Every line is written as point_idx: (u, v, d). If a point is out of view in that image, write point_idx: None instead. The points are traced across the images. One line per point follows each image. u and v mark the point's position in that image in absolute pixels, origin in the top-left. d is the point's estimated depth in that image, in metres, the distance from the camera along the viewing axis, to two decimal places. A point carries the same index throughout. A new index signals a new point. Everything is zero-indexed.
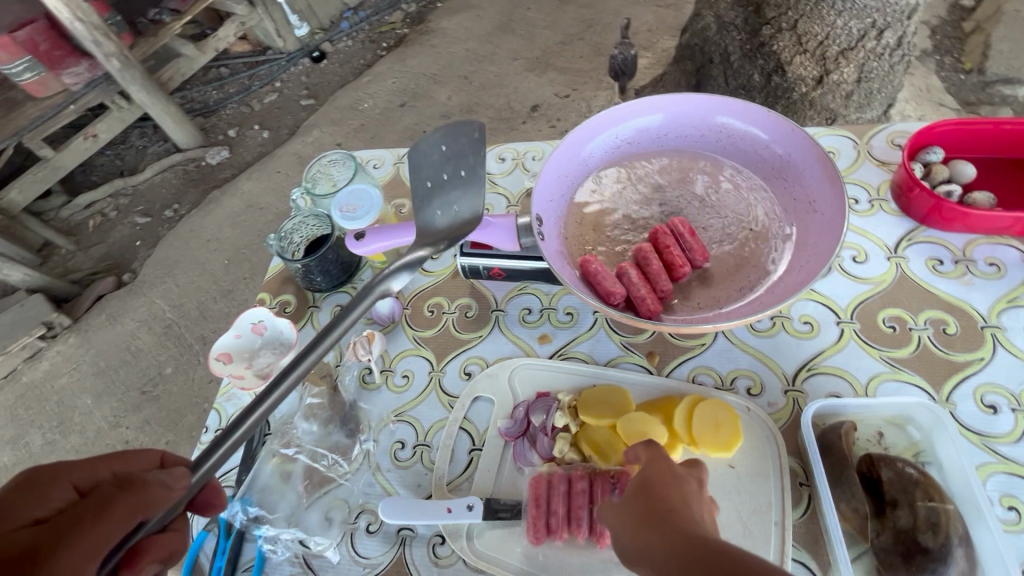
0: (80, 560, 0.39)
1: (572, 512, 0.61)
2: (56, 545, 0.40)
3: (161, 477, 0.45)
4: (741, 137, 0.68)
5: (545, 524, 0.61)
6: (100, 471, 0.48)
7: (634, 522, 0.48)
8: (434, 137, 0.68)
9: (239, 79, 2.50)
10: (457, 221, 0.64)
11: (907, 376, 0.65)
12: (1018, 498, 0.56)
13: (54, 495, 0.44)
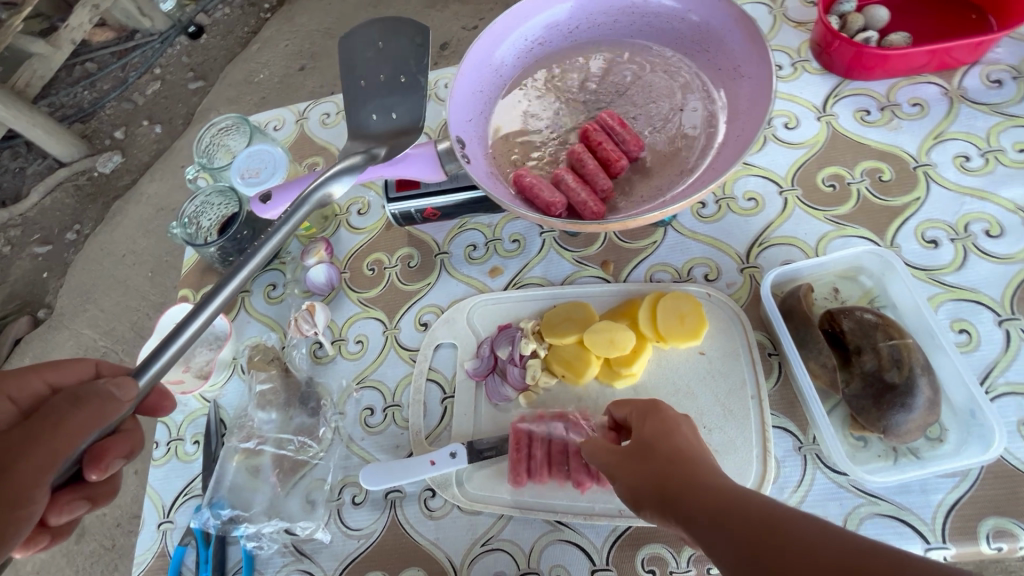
0: (34, 471, 0.40)
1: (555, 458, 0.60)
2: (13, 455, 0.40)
3: (111, 387, 0.42)
4: (656, 13, 0.64)
5: (526, 467, 0.60)
6: (37, 386, 0.52)
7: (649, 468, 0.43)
8: (370, 33, 0.64)
9: (111, 72, 2.22)
10: (391, 129, 0.62)
11: (853, 230, 0.65)
12: (968, 320, 0.59)
13: None
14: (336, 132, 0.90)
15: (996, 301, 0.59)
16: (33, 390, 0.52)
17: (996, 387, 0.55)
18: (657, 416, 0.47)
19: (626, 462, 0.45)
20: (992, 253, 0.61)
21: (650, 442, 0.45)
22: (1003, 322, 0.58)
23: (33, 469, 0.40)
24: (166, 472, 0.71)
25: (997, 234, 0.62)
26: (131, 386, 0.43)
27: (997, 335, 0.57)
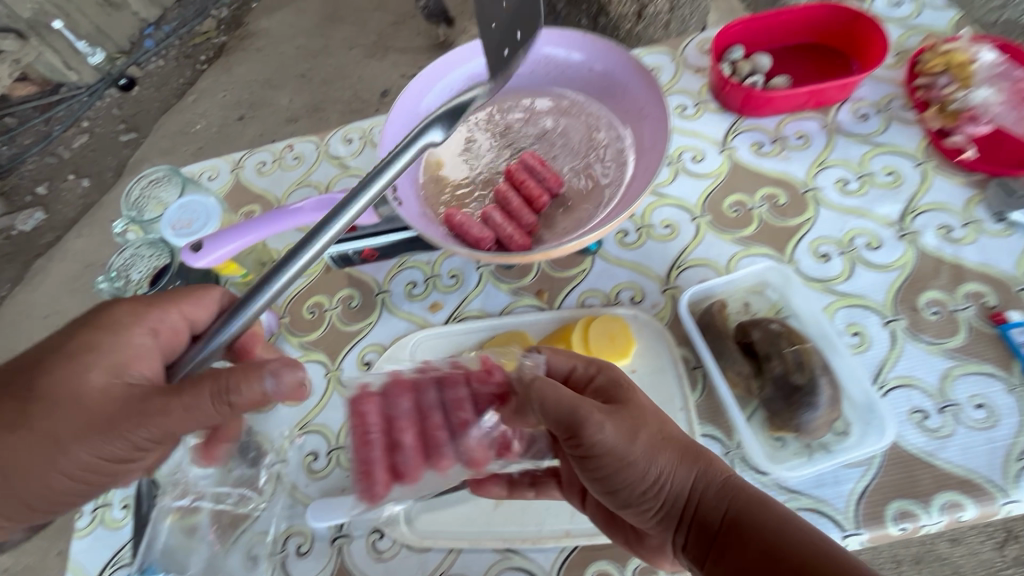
0: (180, 425, 0.43)
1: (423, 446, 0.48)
2: (164, 407, 0.43)
3: (265, 377, 0.43)
4: (567, 64, 0.70)
5: (389, 461, 0.47)
6: (178, 319, 0.51)
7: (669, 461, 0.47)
8: None
9: (34, 126, 2.15)
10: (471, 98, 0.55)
11: (757, 249, 0.72)
12: (860, 323, 0.66)
13: (136, 341, 0.49)
14: (272, 180, 0.91)
15: (881, 304, 0.67)
16: (172, 324, 0.51)
17: (888, 381, 0.62)
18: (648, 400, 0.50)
19: (632, 439, 0.46)
20: (874, 262, 0.70)
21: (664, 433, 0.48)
22: (888, 323, 0.65)
23: (177, 421, 0.43)
24: (91, 542, 0.67)
25: (877, 247, 0.71)
26: (290, 377, 0.44)
27: (884, 334, 0.65)
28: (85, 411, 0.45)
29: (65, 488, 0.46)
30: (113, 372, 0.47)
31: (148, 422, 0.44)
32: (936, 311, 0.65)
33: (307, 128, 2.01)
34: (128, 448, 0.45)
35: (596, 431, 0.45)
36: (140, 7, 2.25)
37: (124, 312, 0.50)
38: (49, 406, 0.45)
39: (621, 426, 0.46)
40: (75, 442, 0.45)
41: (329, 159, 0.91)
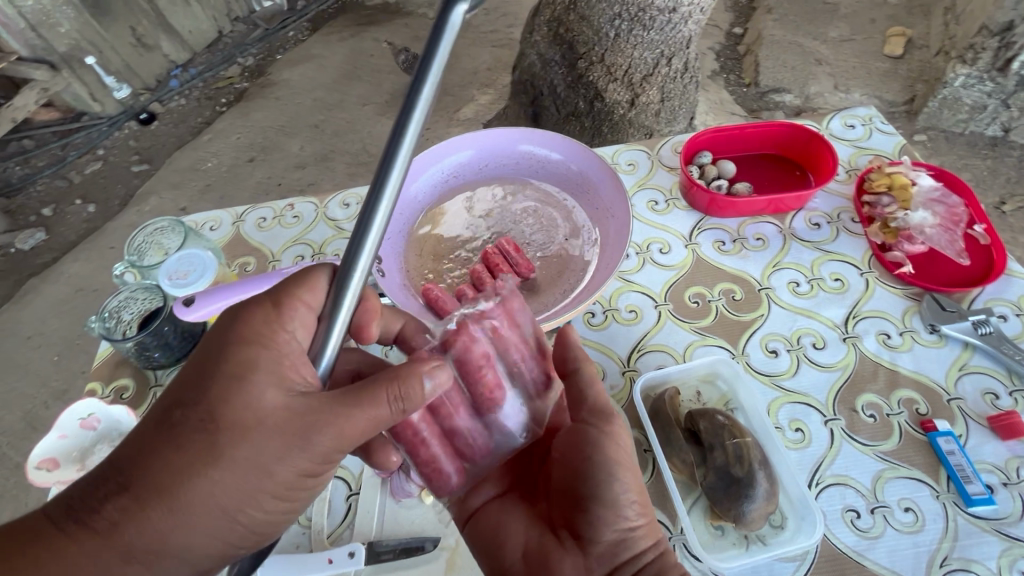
0: (368, 427, 0.46)
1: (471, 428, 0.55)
2: (351, 412, 0.45)
3: (425, 378, 0.47)
4: (547, 161, 0.80)
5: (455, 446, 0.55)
6: (307, 316, 0.49)
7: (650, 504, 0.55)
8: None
9: (50, 150, 2.24)
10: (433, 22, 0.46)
11: (712, 340, 0.78)
12: (802, 420, 0.70)
13: (280, 343, 0.47)
14: (270, 235, 0.97)
15: (822, 403, 0.71)
16: (301, 318, 0.49)
17: (824, 479, 0.66)
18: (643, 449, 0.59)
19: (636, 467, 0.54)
20: (819, 362, 0.75)
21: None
22: (828, 422, 0.70)
23: (365, 424, 0.46)
24: None
25: (821, 347, 0.76)
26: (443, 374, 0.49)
27: (824, 432, 0.69)
28: (280, 431, 0.44)
29: (276, 506, 0.47)
30: (283, 384, 0.45)
31: (338, 430, 0.45)
32: (872, 414, 0.70)
33: (314, 175, 2.11)
34: (320, 460, 0.46)
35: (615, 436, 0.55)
36: (172, 51, 2.41)
37: (260, 321, 0.48)
38: (236, 432, 0.43)
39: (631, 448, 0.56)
40: (279, 462, 0.45)
41: (326, 220, 0.98)
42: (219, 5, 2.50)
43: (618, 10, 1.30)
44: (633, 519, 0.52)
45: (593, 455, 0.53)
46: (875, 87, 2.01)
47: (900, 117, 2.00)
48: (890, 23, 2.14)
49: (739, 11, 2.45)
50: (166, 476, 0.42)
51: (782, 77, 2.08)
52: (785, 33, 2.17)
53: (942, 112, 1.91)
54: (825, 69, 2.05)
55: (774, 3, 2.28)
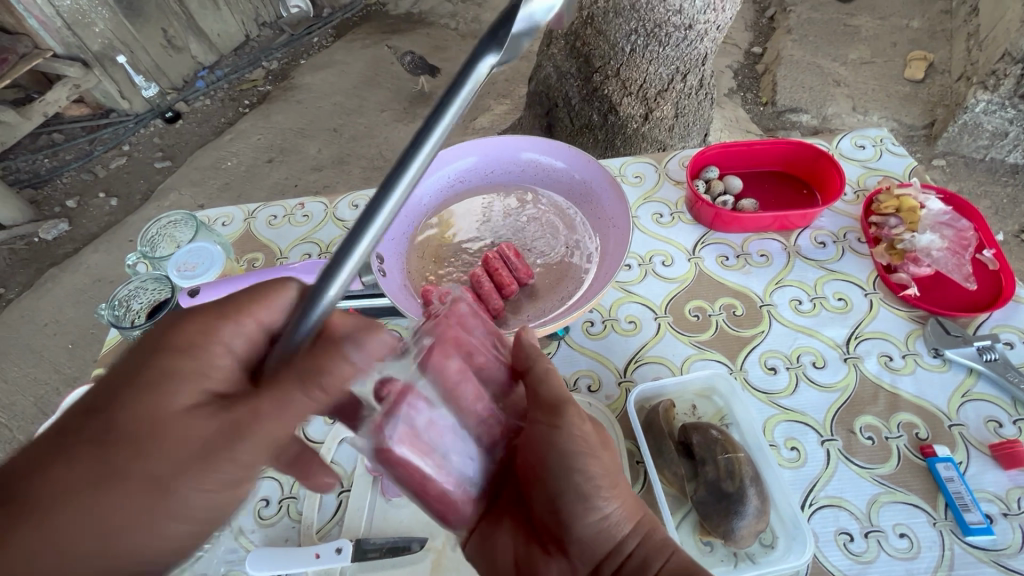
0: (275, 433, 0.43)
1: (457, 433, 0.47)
2: (256, 418, 0.43)
3: (351, 359, 0.45)
4: (551, 169, 0.81)
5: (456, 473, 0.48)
6: (250, 330, 0.49)
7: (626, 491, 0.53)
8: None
9: (78, 144, 2.31)
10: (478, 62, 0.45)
11: (711, 354, 0.78)
12: (798, 439, 0.69)
13: (212, 356, 0.47)
14: (279, 232, 0.99)
15: (820, 423, 0.71)
16: (245, 333, 0.49)
17: (817, 500, 0.65)
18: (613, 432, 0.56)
19: (600, 449, 0.52)
20: (819, 381, 0.74)
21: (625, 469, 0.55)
22: (825, 442, 0.69)
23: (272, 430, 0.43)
24: None
25: (822, 366, 0.75)
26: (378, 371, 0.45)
27: (819, 452, 0.68)
28: (184, 438, 0.42)
29: (174, 537, 0.43)
30: (198, 388, 0.45)
31: (244, 438, 0.43)
32: (869, 436, 0.69)
33: (329, 178, 2.15)
34: (231, 476, 0.43)
35: (575, 428, 0.51)
36: (200, 52, 2.48)
37: (195, 330, 0.48)
38: (134, 448, 0.41)
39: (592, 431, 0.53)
40: (176, 477, 0.42)
41: (334, 221, 1.00)
42: (247, 10, 2.57)
43: (634, 25, 1.31)
44: (607, 504, 0.51)
45: (559, 450, 0.50)
46: (894, 110, 2.00)
47: (919, 141, 1.98)
48: (911, 47, 2.12)
49: (759, 30, 2.45)
50: (55, 490, 0.40)
51: (799, 97, 2.07)
52: (804, 54, 2.17)
53: (962, 138, 1.89)
54: (844, 91, 2.04)
55: (794, 23, 2.29)
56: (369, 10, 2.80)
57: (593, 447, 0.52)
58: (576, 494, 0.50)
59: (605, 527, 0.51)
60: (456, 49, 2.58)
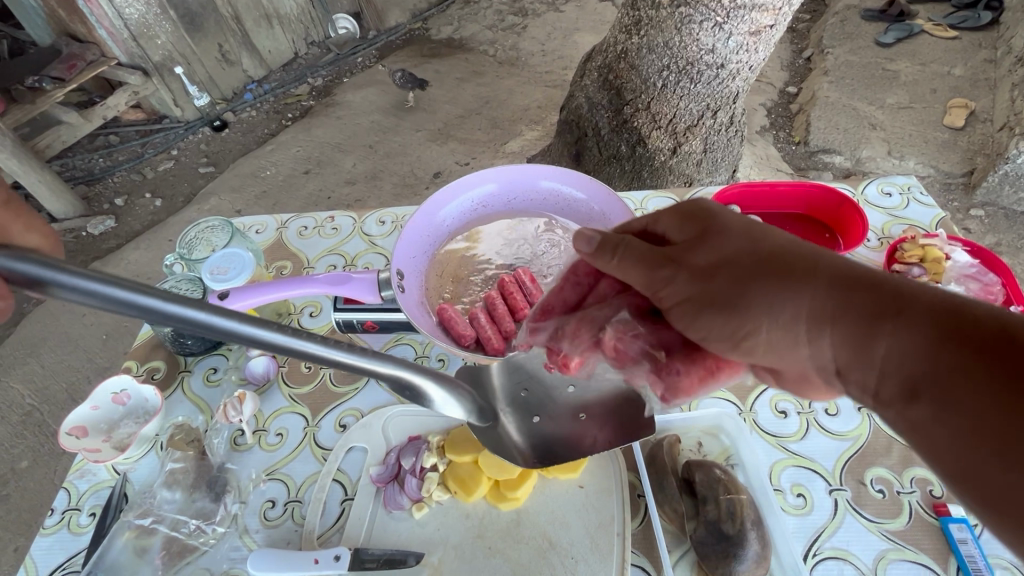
0: None
1: (679, 363, 0.52)
2: None
3: None
4: (572, 200, 0.83)
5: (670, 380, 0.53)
6: None
7: (781, 278, 0.44)
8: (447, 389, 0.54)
9: (131, 146, 2.45)
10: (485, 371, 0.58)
11: (721, 392, 0.77)
12: (804, 486, 0.68)
13: None
14: (308, 243, 1.03)
15: (829, 472, 0.69)
16: None
17: (822, 551, 0.63)
18: (738, 220, 0.48)
19: (714, 278, 0.46)
20: (831, 429, 0.73)
21: (780, 245, 0.46)
22: (833, 491, 0.68)
23: None
24: (52, 542, 0.72)
25: (834, 413, 0.74)
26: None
27: (827, 501, 0.67)
28: None
29: None
30: None
31: None
32: (880, 489, 0.67)
33: (362, 192, 2.22)
34: None
35: (676, 287, 0.48)
36: (251, 67, 2.62)
37: None
38: None
39: (699, 269, 0.47)
40: None
41: (361, 235, 1.03)
42: (298, 29, 2.71)
43: (666, 62, 1.34)
44: (764, 328, 0.45)
45: (683, 321, 0.48)
46: (932, 156, 1.96)
47: (957, 189, 1.94)
48: (952, 94, 2.10)
49: (796, 71, 2.46)
50: None
51: (833, 139, 2.06)
52: (840, 96, 2.16)
53: (1003, 188, 1.85)
54: (880, 134, 2.02)
55: (830, 65, 2.30)
56: (412, 34, 2.92)
57: (703, 286, 0.46)
58: (730, 341, 0.47)
59: (778, 346, 0.45)
60: (493, 75, 2.66)
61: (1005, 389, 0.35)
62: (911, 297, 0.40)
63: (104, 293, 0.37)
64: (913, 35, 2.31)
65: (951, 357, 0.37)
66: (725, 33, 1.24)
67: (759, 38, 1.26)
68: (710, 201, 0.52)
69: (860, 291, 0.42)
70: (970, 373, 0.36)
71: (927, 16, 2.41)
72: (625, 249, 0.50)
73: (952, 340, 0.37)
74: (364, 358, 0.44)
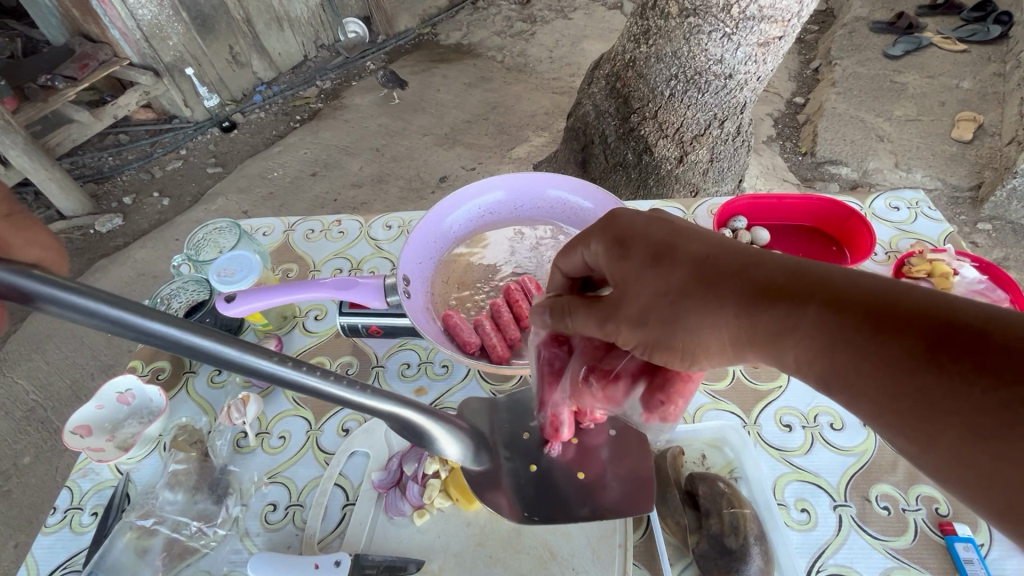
0: None
1: (661, 394, 0.54)
2: None
3: None
4: (579, 208, 0.83)
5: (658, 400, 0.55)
6: None
7: (698, 309, 0.45)
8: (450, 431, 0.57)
9: (140, 145, 2.47)
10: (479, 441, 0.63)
11: (725, 405, 0.77)
12: (808, 500, 0.68)
13: None
14: (315, 246, 1.04)
15: (833, 487, 0.69)
16: None
17: (825, 568, 0.63)
18: (655, 248, 0.49)
19: (644, 319, 0.48)
20: (836, 443, 0.72)
21: (692, 267, 0.46)
22: (837, 507, 0.67)
23: None
24: (54, 541, 0.72)
25: (839, 428, 0.74)
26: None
27: (831, 517, 0.66)
28: None
29: None
30: None
31: None
32: (885, 506, 0.67)
33: (368, 195, 2.23)
34: None
35: (619, 333, 0.50)
36: (260, 69, 2.64)
37: None
38: None
39: (632, 313, 0.48)
40: None
41: (368, 239, 1.04)
42: (308, 32, 2.74)
43: (674, 71, 1.35)
44: (701, 355, 0.47)
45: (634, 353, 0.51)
46: (939, 169, 1.95)
47: (964, 203, 1.93)
48: (960, 108, 2.09)
49: (803, 81, 2.47)
50: None
51: (839, 150, 2.06)
52: (847, 107, 2.16)
53: (1010, 203, 1.84)
54: (887, 146, 2.02)
55: (838, 76, 2.30)
56: (421, 39, 2.94)
57: (639, 330, 0.48)
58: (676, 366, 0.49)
59: (718, 365, 0.47)
60: (500, 81, 2.67)
61: (903, 378, 0.36)
62: (812, 292, 0.41)
63: (101, 312, 0.34)
64: (921, 47, 2.30)
65: (853, 352, 0.38)
66: (734, 44, 1.24)
67: (767, 50, 1.26)
68: (622, 227, 0.51)
69: (768, 299, 0.42)
70: (875, 369, 0.37)
71: (935, 29, 2.41)
72: (572, 311, 0.54)
73: (856, 337, 0.38)
74: (364, 395, 0.45)
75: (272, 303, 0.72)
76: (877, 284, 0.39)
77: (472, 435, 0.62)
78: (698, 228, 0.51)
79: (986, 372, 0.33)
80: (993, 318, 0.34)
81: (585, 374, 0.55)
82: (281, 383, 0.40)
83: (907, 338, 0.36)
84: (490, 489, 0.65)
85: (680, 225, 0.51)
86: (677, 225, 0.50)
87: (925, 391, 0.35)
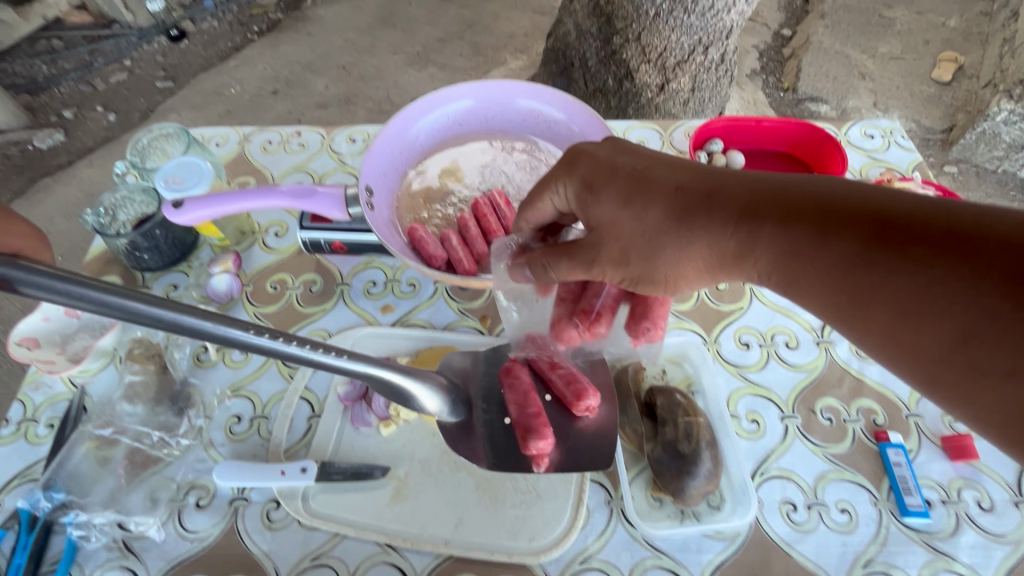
0: None
1: (647, 321, 0.62)
2: None
3: None
4: (555, 121, 0.79)
5: (636, 327, 0.63)
6: None
7: (672, 246, 0.46)
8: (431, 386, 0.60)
9: (77, 53, 2.23)
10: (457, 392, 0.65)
11: (687, 323, 0.79)
12: (759, 412, 0.71)
13: None
14: (273, 159, 0.97)
15: (782, 400, 0.72)
16: None
17: (768, 470, 0.67)
18: (625, 184, 0.49)
19: (623, 259, 0.50)
20: (788, 360, 0.76)
21: (659, 201, 0.46)
22: (784, 418, 0.71)
23: None
24: (9, 451, 0.70)
25: (793, 346, 0.77)
26: None
27: (778, 427, 0.70)
28: None
29: None
30: None
31: None
32: (828, 417, 0.71)
33: (334, 116, 2.10)
34: None
35: (603, 273, 0.52)
36: None
37: None
38: None
39: (611, 257, 0.50)
40: None
41: (330, 152, 0.98)
42: None
43: None
44: (680, 284, 0.49)
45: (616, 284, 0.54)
46: (914, 111, 1.95)
47: (935, 145, 1.94)
48: (943, 47, 2.06)
49: (792, 12, 2.36)
50: None
51: (821, 87, 2.02)
52: (834, 42, 2.10)
53: (978, 147, 1.85)
54: (868, 85, 1.99)
55: (828, 8, 2.21)
56: None
57: (621, 269, 0.51)
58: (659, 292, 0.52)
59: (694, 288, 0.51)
60: None
61: (845, 274, 0.38)
62: (767, 204, 0.42)
63: (86, 296, 0.35)
64: None
65: (806, 261, 0.40)
66: None
67: None
68: (588, 168, 0.51)
69: (731, 223, 0.44)
70: (824, 278, 0.40)
71: None
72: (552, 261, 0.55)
73: (806, 251, 0.40)
74: (341, 358, 0.47)
75: (227, 209, 0.68)
76: (817, 194, 0.41)
77: (450, 389, 0.63)
78: (662, 154, 0.50)
79: (909, 258, 0.36)
80: (916, 209, 0.36)
81: (569, 317, 0.64)
82: (265, 352, 0.42)
83: (847, 235, 0.38)
84: (467, 441, 0.66)
85: (644, 155, 0.50)
86: (641, 156, 0.50)
87: (858, 285, 0.38)
